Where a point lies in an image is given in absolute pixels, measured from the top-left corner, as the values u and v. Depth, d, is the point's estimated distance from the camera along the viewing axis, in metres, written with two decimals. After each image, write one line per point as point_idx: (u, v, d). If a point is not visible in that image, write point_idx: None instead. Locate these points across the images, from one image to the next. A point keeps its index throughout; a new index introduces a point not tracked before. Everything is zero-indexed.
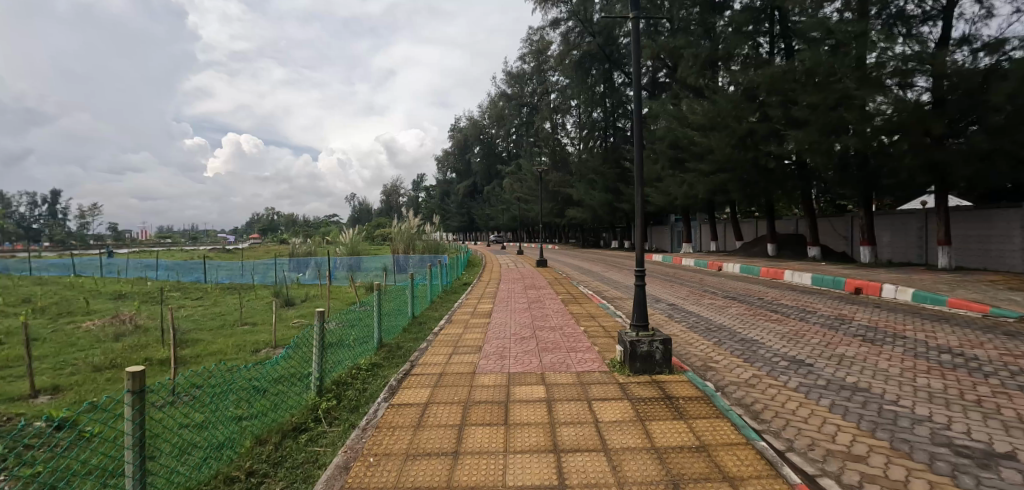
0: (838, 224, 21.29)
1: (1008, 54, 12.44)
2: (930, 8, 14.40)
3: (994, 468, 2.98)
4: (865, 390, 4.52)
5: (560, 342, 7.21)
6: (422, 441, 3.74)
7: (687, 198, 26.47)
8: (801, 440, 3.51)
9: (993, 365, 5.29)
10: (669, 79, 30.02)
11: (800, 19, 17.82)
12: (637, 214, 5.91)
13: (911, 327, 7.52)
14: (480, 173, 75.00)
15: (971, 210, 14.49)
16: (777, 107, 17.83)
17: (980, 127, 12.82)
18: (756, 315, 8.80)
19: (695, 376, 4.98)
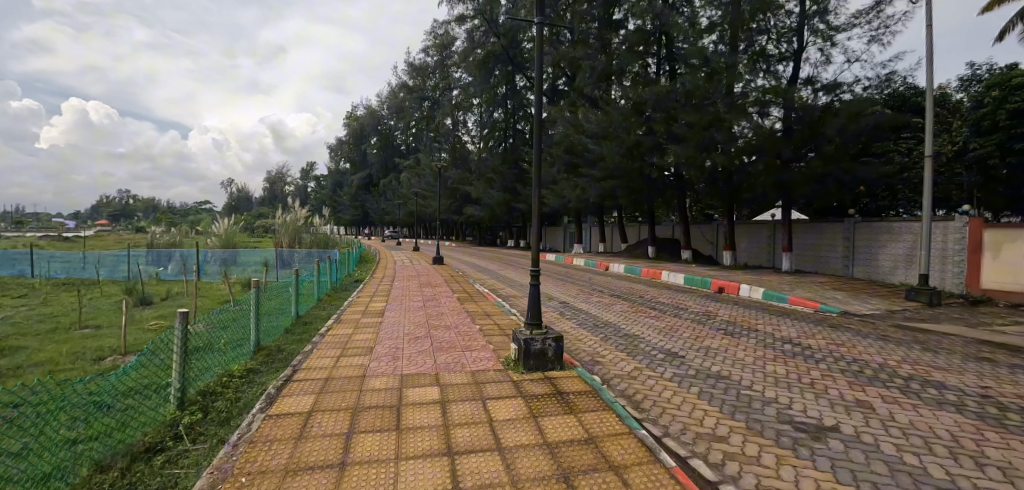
0: (705, 230, 24.11)
1: (840, 95, 15.34)
2: (785, 50, 16.74)
3: (824, 439, 3.57)
4: (726, 378, 5.15)
5: (455, 341, 7.15)
6: (305, 455, 3.44)
7: (579, 202, 28.01)
8: (676, 425, 3.87)
9: (821, 353, 6.39)
10: (567, 87, 31.57)
11: (682, 47, 19.87)
12: (534, 214, 6.07)
13: (761, 321, 8.77)
14: (376, 165, 71.95)
15: (805, 223, 17.37)
16: (660, 123, 19.67)
17: (815, 154, 15.45)
18: (637, 312, 9.60)
19: (584, 371, 5.26)
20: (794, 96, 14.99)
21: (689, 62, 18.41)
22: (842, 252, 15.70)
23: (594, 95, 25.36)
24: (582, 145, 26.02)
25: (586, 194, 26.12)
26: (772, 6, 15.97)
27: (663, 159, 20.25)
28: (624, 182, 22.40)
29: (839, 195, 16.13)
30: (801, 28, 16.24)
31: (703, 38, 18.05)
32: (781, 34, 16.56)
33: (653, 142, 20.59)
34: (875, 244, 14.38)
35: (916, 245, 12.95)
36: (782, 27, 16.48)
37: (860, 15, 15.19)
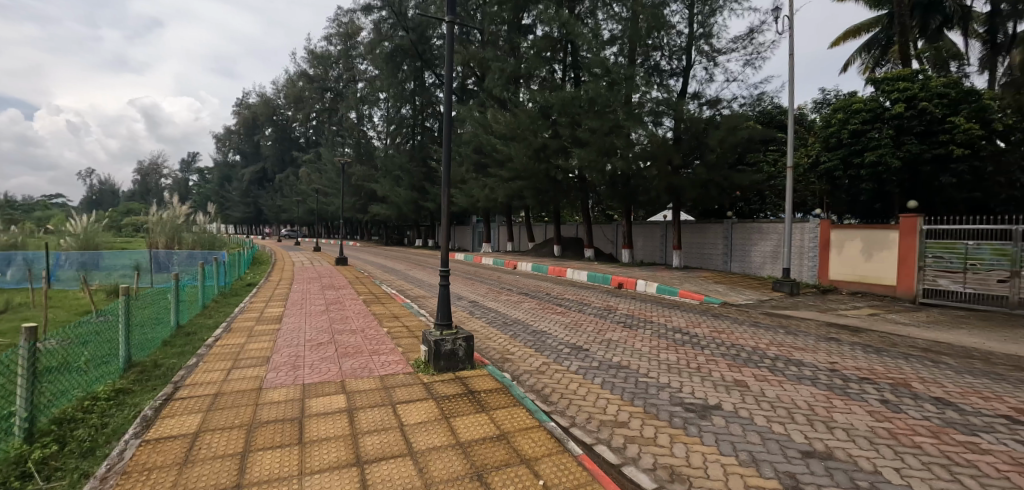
0: (605, 230, 25.68)
1: (721, 109, 17.22)
2: (676, 67, 18.65)
3: (709, 417, 4.02)
4: (626, 368, 5.56)
5: (361, 346, 6.86)
6: (192, 481, 3.09)
7: (488, 202, 28.30)
8: (582, 415, 4.10)
9: (703, 340, 7.18)
10: (476, 87, 31.74)
11: (585, 56, 20.99)
12: (443, 215, 5.98)
13: (654, 314, 9.60)
14: (271, 157, 66.36)
15: (691, 224, 19.27)
16: (565, 127, 20.59)
17: (699, 162, 17.21)
18: (545, 309, 9.96)
19: (494, 369, 5.35)
20: (683, 108, 16.64)
21: (592, 71, 19.52)
22: (722, 249, 17.65)
23: (503, 96, 25.84)
24: (491, 145, 26.36)
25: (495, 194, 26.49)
26: (664, 25, 17.44)
27: (568, 161, 21.21)
28: (531, 183, 23.09)
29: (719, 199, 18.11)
30: (689, 48, 18.02)
31: (604, 49, 19.09)
32: (673, 51, 18.31)
33: (558, 146, 21.47)
34: (747, 243, 16.42)
35: (779, 243, 15.01)
36: (674, 45, 18.17)
37: (736, 41, 17.27)
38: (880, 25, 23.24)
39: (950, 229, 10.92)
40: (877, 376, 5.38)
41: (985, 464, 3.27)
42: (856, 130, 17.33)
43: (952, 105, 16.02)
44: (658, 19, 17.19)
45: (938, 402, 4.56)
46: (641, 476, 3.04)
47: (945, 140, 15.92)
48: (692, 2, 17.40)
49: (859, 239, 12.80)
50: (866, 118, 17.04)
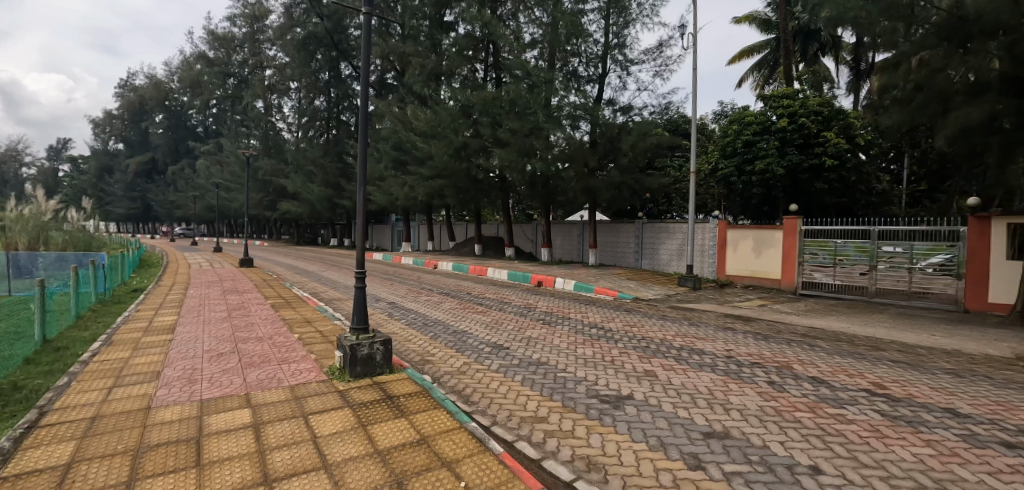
0: (526, 229, 26.11)
1: (632, 116, 18.23)
2: (592, 73, 19.35)
3: (622, 407, 4.22)
4: (545, 364, 5.67)
5: (268, 354, 6.34)
6: None
7: (408, 200, 27.60)
8: (503, 413, 4.10)
9: (617, 334, 7.53)
10: (396, 81, 30.81)
11: (506, 57, 21.21)
12: (357, 214, 5.67)
13: (572, 311, 9.93)
14: (162, 147, 59.61)
15: (606, 223, 20.15)
16: (486, 127, 20.69)
17: (613, 165, 18.10)
18: (466, 309, 9.89)
19: (414, 372, 5.20)
20: (599, 114, 17.40)
21: (513, 72, 19.81)
22: (633, 247, 18.69)
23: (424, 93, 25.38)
24: (411, 142, 25.76)
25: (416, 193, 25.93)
26: (582, 33, 18.06)
27: (489, 161, 21.32)
28: (452, 181, 22.91)
29: (631, 200, 19.16)
30: (605, 56, 18.80)
31: (525, 52, 19.44)
32: (589, 59, 19.00)
33: (479, 145, 21.50)
34: (656, 241, 17.56)
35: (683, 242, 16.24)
36: (591, 53, 18.82)
37: (647, 53, 18.36)
38: (768, 48, 26.02)
39: (824, 229, 12.55)
40: (765, 360, 6.00)
41: (851, 433, 3.75)
42: (749, 140, 19.40)
43: (825, 121, 18.34)
44: (577, 26, 17.76)
45: (814, 380, 5.18)
46: (561, 468, 3.11)
47: (819, 151, 18.18)
48: (608, 13, 18.18)
49: (751, 238, 14.19)
50: (756, 129, 19.12)
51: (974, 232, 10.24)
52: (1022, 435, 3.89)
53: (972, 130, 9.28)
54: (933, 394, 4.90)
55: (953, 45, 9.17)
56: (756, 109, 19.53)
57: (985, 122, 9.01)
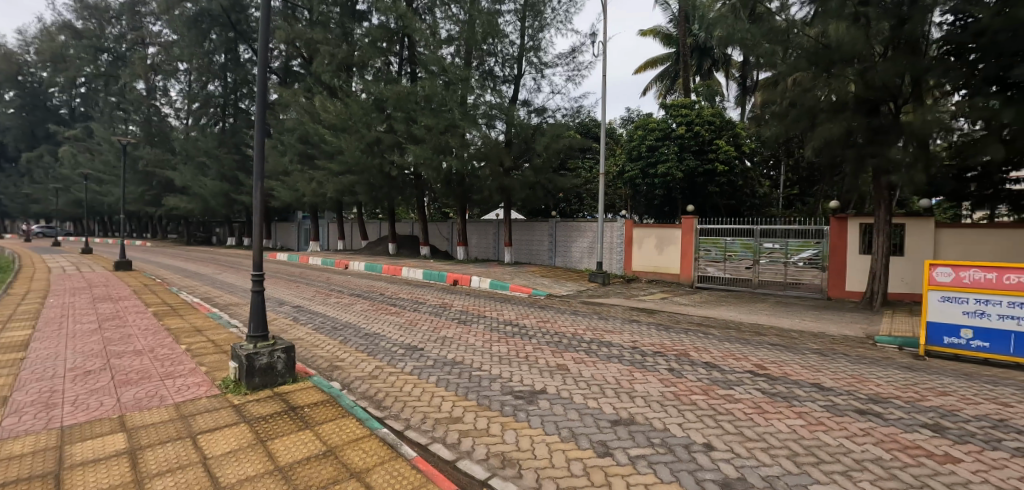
0: (442, 228, 25.79)
1: (547, 118, 18.75)
2: (507, 74, 19.58)
3: (536, 402, 4.30)
4: (460, 363, 5.62)
5: (148, 369, 5.59)
6: None
7: (316, 197, 26.00)
8: (417, 416, 3.98)
9: (531, 330, 7.69)
10: (302, 70, 28.89)
11: (422, 53, 20.77)
12: (256, 210, 5.19)
13: (488, 308, 9.96)
14: (12, 130, 50.67)
15: (520, 222, 20.52)
16: (401, 123, 20.12)
17: (529, 165, 18.48)
18: (378, 310, 9.51)
19: (321, 380, 4.88)
20: (514, 114, 17.66)
21: (429, 68, 19.45)
22: (547, 245, 19.21)
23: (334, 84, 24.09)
24: (319, 135, 24.31)
25: (324, 189, 24.52)
26: (498, 33, 18.18)
27: (403, 158, 20.74)
28: (364, 177, 21.99)
29: (545, 200, 19.69)
30: (520, 58, 19.08)
31: (441, 48, 19.19)
32: (505, 59, 19.22)
33: (393, 141, 20.87)
34: (569, 239, 18.22)
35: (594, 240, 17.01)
36: (507, 54, 19.00)
37: (561, 58, 18.94)
38: (670, 61, 28.15)
39: (716, 227, 13.86)
40: (666, 349, 6.47)
41: (738, 411, 4.15)
42: (652, 145, 20.90)
43: (717, 130, 20.24)
44: (493, 26, 17.85)
45: (707, 365, 5.67)
46: (475, 467, 3.08)
47: (712, 157, 20.03)
48: (524, 15, 18.47)
49: (654, 236, 15.25)
50: (659, 135, 20.64)
51: (836, 230, 12.05)
52: (870, 402, 4.56)
53: (833, 142, 10.74)
54: (802, 372, 5.59)
55: (820, 69, 10.41)
56: (658, 117, 21.03)
57: (842, 136, 10.50)
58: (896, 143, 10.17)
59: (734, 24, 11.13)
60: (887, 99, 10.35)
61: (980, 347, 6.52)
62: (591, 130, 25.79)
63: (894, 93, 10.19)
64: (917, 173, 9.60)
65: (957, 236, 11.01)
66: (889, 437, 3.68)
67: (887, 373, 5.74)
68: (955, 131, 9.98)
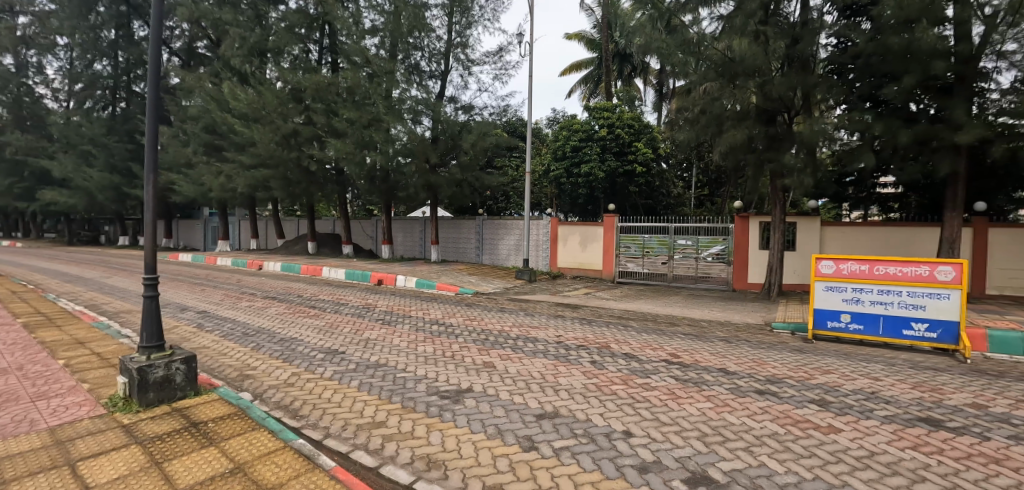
0: (366, 226, 24.83)
1: (474, 115, 18.64)
2: (434, 69, 19.03)
3: (461, 400, 4.26)
4: (384, 366, 5.44)
5: (13, 390, 4.82)
6: None
7: (224, 192, 23.95)
8: (336, 423, 3.78)
9: (458, 329, 7.63)
10: (209, 52, 26.43)
11: (344, 42, 19.84)
12: (147, 206, 4.53)
13: (414, 308, 9.75)
14: None
15: (448, 220, 20.29)
16: (320, 115, 19.09)
17: (456, 162, 18.30)
18: (295, 313, 8.94)
19: (229, 391, 4.48)
20: (441, 110, 17.42)
21: (351, 59, 18.69)
22: (475, 243, 19.16)
23: (245, 70, 22.32)
24: (228, 124, 22.40)
25: (234, 183, 22.67)
26: (424, 27, 17.83)
27: (323, 152, 19.70)
28: (279, 172, 20.60)
29: (473, 198, 19.61)
30: (447, 54, 18.76)
31: (365, 38, 18.40)
32: (432, 55, 18.72)
33: (312, 134, 19.78)
34: (496, 237, 18.33)
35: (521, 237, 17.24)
36: (433, 49, 18.63)
37: (488, 56, 18.95)
38: (593, 66, 29.21)
39: (635, 226, 14.62)
40: (588, 342, 6.72)
41: (654, 397, 4.41)
42: (576, 145, 21.69)
43: (636, 133, 21.34)
44: (419, 19, 17.62)
45: (626, 356, 5.96)
46: (399, 472, 2.99)
47: (631, 159, 21.09)
48: (451, 11, 18.22)
49: (578, 234, 15.79)
50: (582, 136, 21.44)
51: (739, 228, 13.19)
52: (767, 383, 5.04)
53: (737, 148, 11.72)
54: (710, 358, 6.06)
55: (727, 80, 11.42)
56: (582, 119, 21.80)
57: (744, 141, 11.50)
58: (790, 150, 11.22)
59: (651, 33, 11.66)
60: (782, 110, 11.49)
61: (856, 330, 7.44)
62: (518, 129, 26.16)
63: (787, 105, 11.31)
64: (806, 176, 10.71)
65: (838, 233, 12.52)
66: (783, 413, 4.08)
67: (780, 356, 6.37)
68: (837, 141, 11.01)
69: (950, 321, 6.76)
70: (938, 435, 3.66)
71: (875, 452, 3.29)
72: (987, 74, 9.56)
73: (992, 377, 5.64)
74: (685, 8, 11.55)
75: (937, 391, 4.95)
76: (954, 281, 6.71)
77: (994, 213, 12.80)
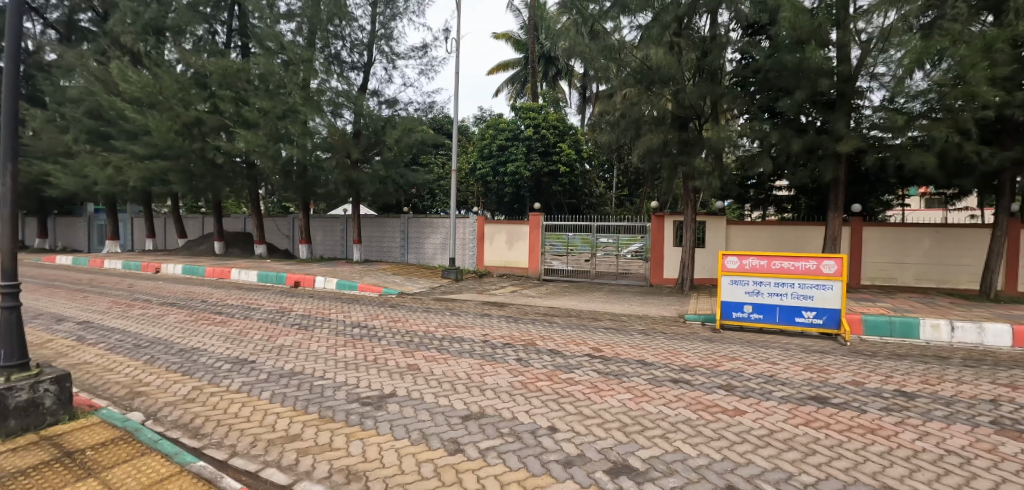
0: (281, 224, 23.26)
1: (398, 110, 18.10)
2: (356, 60, 18.19)
3: (384, 406, 4.11)
4: (299, 374, 5.10)
5: None
6: None
7: (112, 185, 21.30)
8: (245, 440, 3.46)
9: (382, 331, 7.36)
10: (94, 26, 23.30)
11: (256, 26, 18.43)
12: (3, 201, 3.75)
13: (334, 311, 9.28)
14: None
15: (371, 218, 19.53)
16: (228, 103, 17.60)
17: (380, 158, 17.68)
18: (197, 320, 8.15)
19: (113, 413, 3.93)
20: (362, 104, 16.73)
21: (264, 44, 17.52)
22: (400, 242, 18.64)
23: (139, 50, 20.02)
24: (116, 109, 19.94)
25: (125, 176, 20.25)
26: (345, 15, 17.02)
27: (231, 143, 18.17)
28: (179, 164, 18.69)
29: (398, 195, 19.03)
30: (370, 45, 17.97)
31: (280, 23, 17.28)
32: (354, 45, 17.85)
33: (218, 123, 18.19)
34: (422, 236, 17.97)
35: (447, 236, 17.02)
36: (355, 39, 17.78)
37: (413, 50, 18.46)
38: (520, 66, 29.57)
39: (559, 224, 15.04)
40: (514, 340, 6.78)
41: (577, 392, 4.53)
42: (502, 144, 21.94)
43: (560, 134, 21.92)
44: (339, 7, 16.82)
45: (551, 352, 6.09)
46: (315, 487, 2.78)
47: (556, 159, 21.67)
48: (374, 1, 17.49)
49: (504, 232, 15.91)
50: (508, 136, 21.73)
51: (656, 226, 13.97)
52: (680, 371, 5.39)
53: (654, 150, 12.39)
54: (629, 351, 6.35)
55: (644, 87, 12.02)
56: (508, 118, 22.05)
57: (661, 145, 12.20)
58: (700, 154, 12.02)
59: (575, 38, 12.14)
60: (693, 117, 12.33)
61: (757, 318, 8.17)
62: (443, 126, 25.91)
63: (698, 112, 12.13)
64: (714, 179, 11.55)
65: (741, 231, 13.71)
66: (695, 400, 4.37)
67: (692, 346, 6.84)
68: (741, 147, 11.90)
69: (833, 309, 7.64)
70: (825, 411, 4.11)
71: (774, 431, 3.62)
72: (863, 93, 10.85)
73: (866, 357, 6.44)
74: (607, 16, 11.93)
75: (824, 372, 5.56)
76: (836, 274, 7.63)
77: (866, 214, 14.67)
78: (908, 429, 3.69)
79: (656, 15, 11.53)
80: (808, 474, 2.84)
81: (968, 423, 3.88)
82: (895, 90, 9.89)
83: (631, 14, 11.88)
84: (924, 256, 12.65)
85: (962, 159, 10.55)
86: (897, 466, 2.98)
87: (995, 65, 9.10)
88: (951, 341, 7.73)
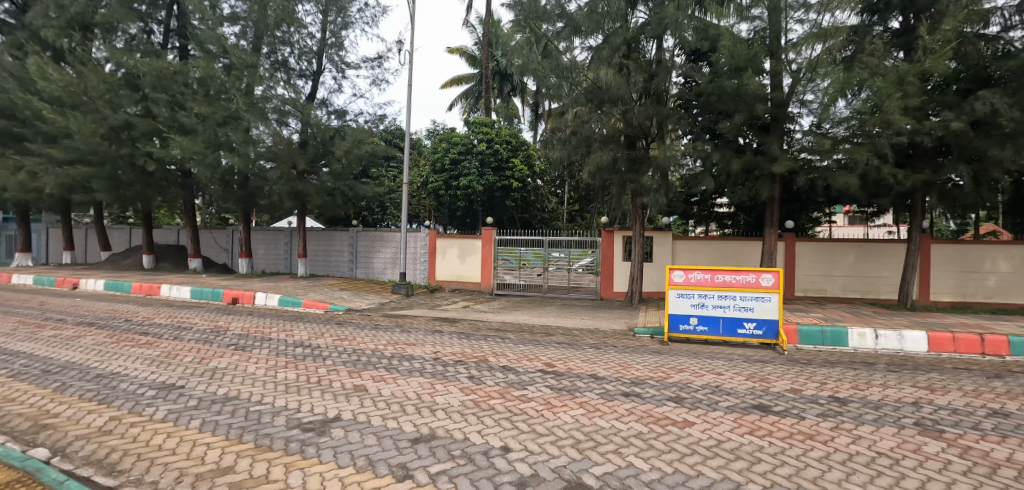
0: (218, 236, 21.94)
1: (348, 121, 17.60)
2: (305, 68, 17.62)
3: (328, 431, 3.88)
4: (234, 399, 4.74)
5: None
6: None
7: (22, 191, 19.29)
8: (169, 475, 3.13)
9: (327, 350, 7.03)
10: (8, 17, 21.23)
11: (196, 27, 17.51)
12: None
13: (275, 329, 8.76)
14: None
15: (317, 231, 18.75)
16: (162, 107, 16.55)
17: (327, 168, 17.02)
18: (119, 342, 7.43)
19: (11, 451, 3.47)
20: (310, 112, 16.10)
21: (204, 47, 16.71)
22: (348, 256, 18.01)
23: (61, 46, 18.43)
24: (33, 109, 18.26)
25: (39, 182, 18.45)
26: (294, 21, 16.36)
27: (164, 150, 17.02)
28: (104, 169, 17.27)
29: (347, 208, 18.39)
30: (320, 53, 17.42)
31: (222, 26, 16.53)
32: (302, 52, 17.26)
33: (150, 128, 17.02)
34: (372, 250, 17.49)
35: (398, 250, 16.70)
36: (304, 46, 17.17)
37: (365, 60, 18.09)
38: (475, 81, 29.70)
39: (512, 239, 15.10)
40: (467, 357, 6.66)
41: (531, 409, 4.49)
42: (455, 158, 21.97)
43: (513, 149, 22.19)
44: (289, 13, 16.16)
45: (504, 369, 6.04)
46: None
47: (508, 174, 21.91)
48: (326, 8, 16.85)
49: (457, 247, 15.79)
50: (461, 150, 21.82)
51: (606, 241, 14.30)
52: (631, 385, 5.48)
53: (604, 167, 12.71)
54: (581, 365, 6.40)
55: (594, 106, 12.35)
56: (461, 132, 22.18)
57: (610, 163, 12.57)
58: (648, 172, 12.39)
59: (529, 56, 12.20)
60: (641, 137, 12.79)
61: (702, 331, 8.46)
62: (395, 139, 25.63)
63: (645, 132, 12.63)
64: (660, 196, 11.97)
65: (686, 245, 14.28)
66: (647, 413, 4.43)
67: (642, 359, 6.99)
68: (683, 167, 12.42)
69: (772, 320, 8.07)
70: (767, 419, 4.28)
71: (722, 441, 3.72)
72: (793, 118, 11.63)
73: (801, 365, 6.82)
74: (560, 35, 12.23)
75: (764, 380, 5.84)
76: (772, 286, 8.10)
77: (799, 229, 15.67)
78: (843, 433, 3.90)
79: (607, 37, 12.00)
80: (754, 483, 2.92)
81: (894, 425, 4.17)
82: (822, 116, 10.70)
83: (583, 36, 12.27)
84: (850, 269, 13.66)
85: (880, 180, 11.53)
86: (835, 470, 3.12)
87: (907, 96, 10.05)
88: (876, 347, 8.35)
